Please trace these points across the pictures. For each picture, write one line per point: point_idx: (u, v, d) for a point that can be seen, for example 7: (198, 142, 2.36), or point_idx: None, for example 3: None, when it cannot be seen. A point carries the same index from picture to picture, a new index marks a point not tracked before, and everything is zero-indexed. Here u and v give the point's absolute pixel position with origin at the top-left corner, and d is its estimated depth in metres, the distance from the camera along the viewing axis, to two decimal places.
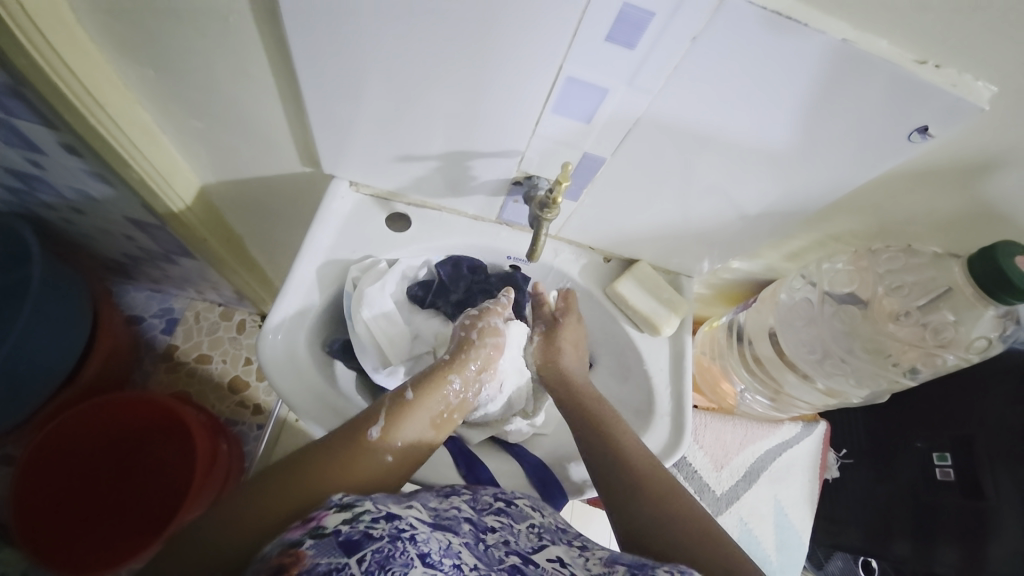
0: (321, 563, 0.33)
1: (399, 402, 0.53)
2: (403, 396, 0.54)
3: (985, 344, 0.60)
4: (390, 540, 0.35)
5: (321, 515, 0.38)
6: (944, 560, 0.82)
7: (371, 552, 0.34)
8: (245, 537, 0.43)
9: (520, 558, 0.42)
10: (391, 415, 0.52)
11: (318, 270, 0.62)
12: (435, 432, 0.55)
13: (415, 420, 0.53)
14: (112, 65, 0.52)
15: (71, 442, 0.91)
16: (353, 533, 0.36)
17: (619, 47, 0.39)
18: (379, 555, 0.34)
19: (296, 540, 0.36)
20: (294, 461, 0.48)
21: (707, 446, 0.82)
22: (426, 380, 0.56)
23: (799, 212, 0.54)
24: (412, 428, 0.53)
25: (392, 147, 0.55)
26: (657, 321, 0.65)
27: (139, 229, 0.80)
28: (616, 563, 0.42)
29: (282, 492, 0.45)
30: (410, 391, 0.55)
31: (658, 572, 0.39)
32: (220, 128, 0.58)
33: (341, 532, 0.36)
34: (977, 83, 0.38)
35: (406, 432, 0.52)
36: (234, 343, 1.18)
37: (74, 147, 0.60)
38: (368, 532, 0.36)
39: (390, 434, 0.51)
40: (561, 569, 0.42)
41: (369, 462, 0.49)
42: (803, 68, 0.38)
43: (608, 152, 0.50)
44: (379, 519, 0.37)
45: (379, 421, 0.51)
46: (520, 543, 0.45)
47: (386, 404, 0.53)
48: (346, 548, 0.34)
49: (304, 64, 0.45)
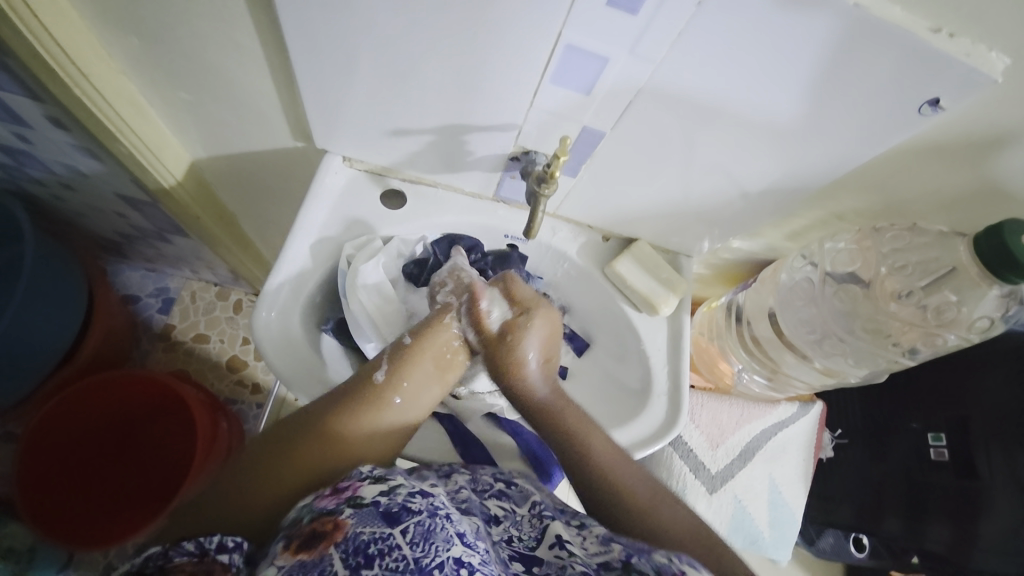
0: (363, 532, 0.34)
1: (401, 348, 0.54)
2: (404, 342, 0.55)
3: (987, 324, 0.60)
4: (430, 515, 0.36)
5: (355, 485, 0.39)
6: (934, 535, 0.84)
7: (413, 525, 0.35)
8: (260, 507, 0.43)
9: (523, 564, 0.42)
10: (394, 361, 0.53)
11: (311, 248, 0.61)
12: (443, 380, 0.56)
13: (420, 365, 0.54)
14: (96, 33, 0.51)
15: (70, 419, 0.91)
16: (392, 505, 0.36)
17: (620, 12, 0.37)
18: (422, 528, 0.35)
19: (331, 509, 0.37)
20: (299, 416, 0.48)
21: (703, 426, 0.82)
22: (426, 326, 0.57)
23: (802, 189, 0.53)
24: (417, 373, 0.54)
25: (386, 120, 0.53)
26: (655, 301, 0.65)
27: (131, 207, 0.79)
28: (612, 542, 0.43)
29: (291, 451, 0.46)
30: (408, 336, 0.56)
31: (655, 556, 0.40)
32: (208, 100, 0.56)
33: (381, 503, 0.36)
34: (991, 53, 0.37)
35: (410, 377, 0.53)
36: (230, 323, 1.17)
37: (60, 121, 0.59)
38: (407, 506, 0.36)
39: (395, 380, 0.52)
40: (561, 553, 0.42)
41: (376, 407, 0.50)
42: (811, 40, 0.37)
43: (608, 125, 0.48)
44: (416, 494, 0.38)
45: (381, 368, 0.52)
46: (523, 536, 0.44)
47: (388, 352, 0.54)
48: (388, 519, 0.35)
49: (294, 36, 0.44)
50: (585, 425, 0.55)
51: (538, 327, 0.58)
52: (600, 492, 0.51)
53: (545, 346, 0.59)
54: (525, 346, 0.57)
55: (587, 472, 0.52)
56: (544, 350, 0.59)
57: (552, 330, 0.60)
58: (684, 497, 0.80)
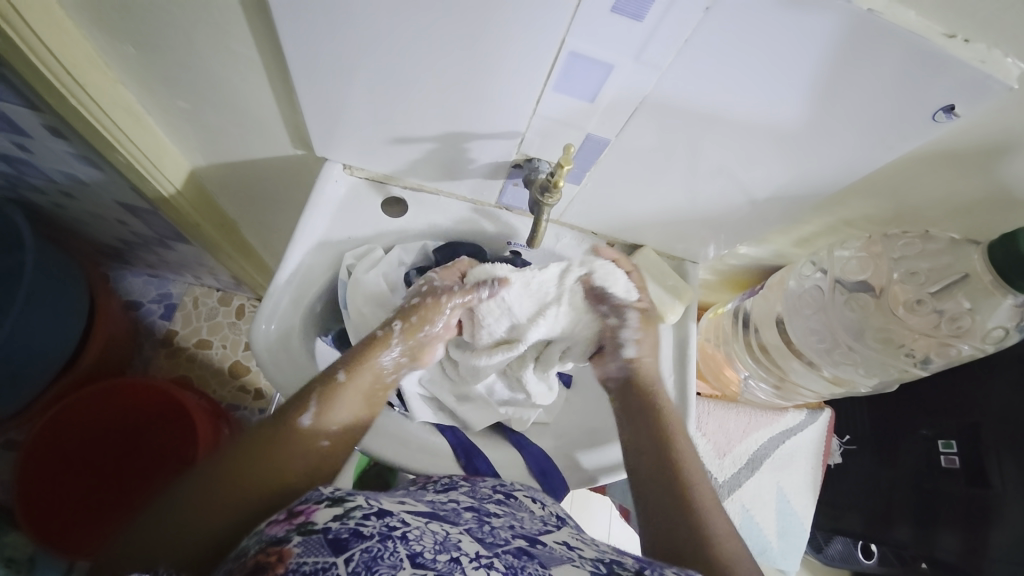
0: (305, 563, 0.32)
1: (330, 385, 0.50)
2: (334, 380, 0.51)
3: (1002, 334, 0.58)
4: (380, 540, 0.34)
5: (308, 510, 0.37)
6: (945, 544, 0.83)
7: (359, 552, 0.33)
8: (203, 528, 0.41)
9: (527, 540, 0.41)
10: (322, 401, 0.49)
11: (312, 256, 0.60)
12: (371, 408, 0.54)
13: (349, 401, 0.51)
14: (93, 43, 0.50)
15: (73, 431, 0.92)
16: (342, 531, 0.35)
17: (625, 18, 0.36)
18: (367, 556, 0.32)
19: (280, 536, 0.35)
20: (243, 443, 0.46)
21: (710, 434, 0.79)
22: (355, 359, 0.53)
23: (811, 196, 0.52)
24: (345, 410, 0.51)
25: (386, 127, 0.53)
26: (661, 308, 0.64)
27: (131, 214, 0.78)
28: (626, 555, 0.43)
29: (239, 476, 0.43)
30: (340, 372, 0.51)
31: (667, 571, 0.40)
32: (207, 109, 0.56)
33: (330, 530, 0.35)
34: (1006, 60, 0.35)
35: (346, 412, 0.51)
36: (233, 329, 1.16)
37: (58, 130, 0.58)
38: (357, 531, 0.34)
39: (323, 421, 0.49)
40: (567, 549, 0.42)
41: (303, 447, 0.47)
42: (810, 44, 0.36)
43: (612, 133, 0.47)
44: (371, 516, 0.36)
45: (310, 407, 0.49)
46: (525, 526, 0.44)
47: (316, 388, 0.50)
48: (333, 547, 0.33)
49: (291, 46, 0.43)
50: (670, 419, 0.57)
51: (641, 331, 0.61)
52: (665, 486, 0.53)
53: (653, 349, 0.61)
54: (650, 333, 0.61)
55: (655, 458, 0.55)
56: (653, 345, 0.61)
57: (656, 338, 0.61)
58: None
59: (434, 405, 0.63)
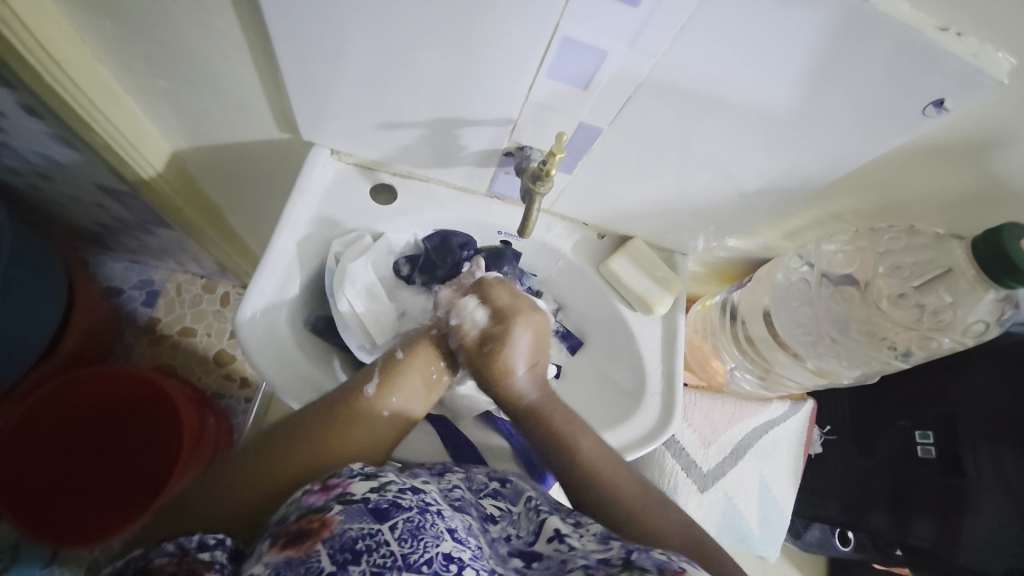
0: (351, 528, 0.33)
1: (391, 361, 0.54)
2: (395, 357, 0.55)
3: (982, 328, 0.60)
4: (419, 512, 0.35)
5: (344, 483, 0.38)
6: (919, 531, 0.85)
7: (402, 521, 0.34)
8: (242, 500, 0.44)
9: (523, 559, 0.41)
10: (384, 374, 0.53)
11: (298, 244, 0.59)
12: (427, 393, 0.55)
13: (409, 379, 0.54)
14: (68, 17, 0.48)
15: (56, 416, 0.89)
16: (382, 501, 0.35)
17: (619, 3, 0.35)
18: (411, 525, 0.34)
19: (320, 505, 0.36)
20: (294, 415, 0.49)
21: (695, 424, 0.80)
22: (416, 340, 0.57)
23: (799, 189, 0.52)
24: (404, 387, 0.53)
25: (375, 112, 0.52)
26: (650, 300, 0.64)
27: (112, 198, 0.76)
28: (612, 540, 0.41)
29: (262, 466, 0.45)
30: (400, 351, 0.55)
31: (656, 553, 0.38)
32: (189, 89, 0.54)
33: (370, 500, 0.36)
34: (998, 53, 0.36)
35: (404, 390, 0.53)
36: (217, 316, 1.14)
37: (34, 109, 0.56)
38: (397, 502, 0.36)
39: (384, 394, 0.52)
40: (561, 548, 0.41)
41: (363, 415, 0.50)
42: (806, 32, 0.35)
43: (605, 122, 0.47)
44: (406, 491, 0.37)
45: (373, 379, 0.52)
46: (521, 533, 0.44)
47: (379, 364, 0.54)
48: (377, 515, 0.34)
49: (279, 27, 0.42)
50: (575, 431, 0.54)
51: (522, 338, 0.56)
52: (596, 495, 0.50)
53: (532, 354, 0.57)
54: (512, 359, 0.55)
55: (575, 473, 0.51)
56: (533, 360, 0.57)
57: (541, 336, 0.57)
58: (675, 496, 0.78)
59: None
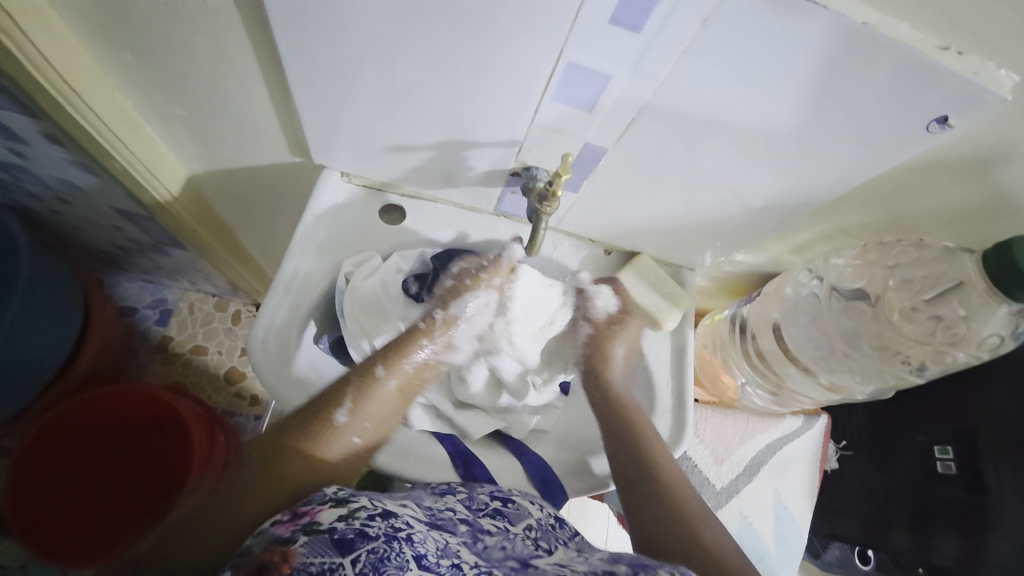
0: (312, 563, 0.33)
1: (369, 379, 0.56)
2: (372, 377, 0.56)
3: (997, 342, 0.59)
4: (386, 541, 0.35)
5: (314, 512, 0.38)
6: (942, 551, 0.83)
7: (365, 554, 0.34)
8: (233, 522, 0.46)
9: (519, 560, 0.42)
10: (358, 396, 0.54)
11: (309, 265, 0.60)
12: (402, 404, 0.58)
13: (382, 398, 0.56)
14: (91, 50, 0.50)
15: (70, 436, 0.91)
16: (347, 531, 0.35)
17: (623, 30, 0.36)
18: (374, 557, 0.33)
19: (287, 536, 0.36)
20: (276, 438, 0.51)
21: (707, 440, 0.79)
22: (394, 355, 0.58)
23: (806, 204, 0.52)
24: (378, 405, 0.56)
25: (384, 136, 0.53)
26: (658, 316, 0.64)
27: (128, 220, 0.78)
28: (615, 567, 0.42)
29: (253, 480, 0.48)
30: (378, 368, 0.57)
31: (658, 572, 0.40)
32: (204, 116, 0.56)
33: (336, 530, 0.35)
34: (1000, 71, 0.36)
35: (377, 407, 0.55)
36: (229, 335, 1.16)
37: (56, 137, 0.58)
38: (363, 532, 0.35)
39: (358, 415, 0.54)
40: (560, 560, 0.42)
41: (338, 439, 0.52)
42: (806, 53, 0.36)
43: (610, 142, 0.48)
44: (376, 517, 0.37)
45: (345, 403, 0.53)
46: (518, 545, 0.44)
47: (354, 382, 0.55)
48: (339, 548, 0.34)
49: (292, 57, 0.44)
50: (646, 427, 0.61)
51: (634, 331, 0.65)
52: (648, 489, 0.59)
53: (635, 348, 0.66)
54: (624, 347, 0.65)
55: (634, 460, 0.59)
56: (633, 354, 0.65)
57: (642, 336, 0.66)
58: None
59: (432, 414, 0.61)
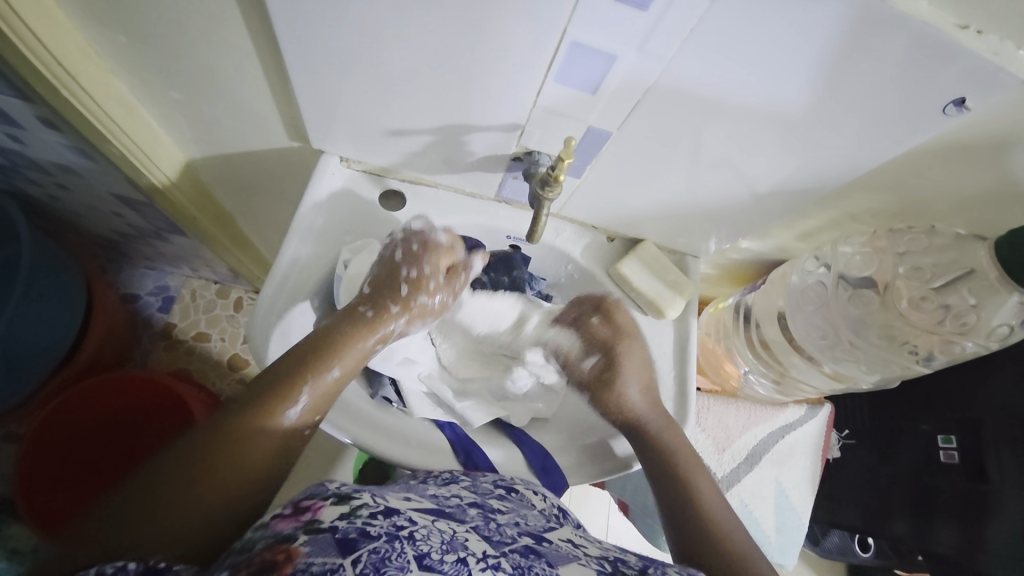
0: (315, 563, 0.31)
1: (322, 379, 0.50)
2: (328, 378, 0.51)
3: (1007, 331, 0.58)
4: (387, 540, 0.34)
5: (316, 507, 0.37)
6: (941, 538, 0.83)
7: (366, 552, 0.32)
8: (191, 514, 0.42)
9: (533, 538, 0.41)
10: (313, 397, 0.50)
11: (307, 251, 0.59)
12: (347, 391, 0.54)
13: (334, 393, 0.52)
14: (84, 32, 0.49)
15: (73, 423, 0.92)
16: (350, 530, 0.34)
17: (630, 8, 0.35)
18: (375, 556, 0.32)
19: (288, 534, 0.34)
20: (226, 426, 0.46)
21: (709, 430, 0.79)
22: (350, 351, 0.53)
23: (814, 190, 0.51)
24: (329, 400, 0.51)
25: (383, 120, 0.52)
26: (662, 304, 0.63)
27: (127, 206, 0.77)
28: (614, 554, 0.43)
29: (211, 476, 0.43)
30: (334, 370, 0.51)
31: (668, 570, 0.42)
32: (201, 100, 0.55)
33: (338, 529, 0.34)
34: (1019, 52, 0.34)
35: (328, 402, 0.52)
36: (231, 321, 1.16)
37: (52, 122, 0.57)
38: (365, 531, 0.34)
39: (309, 413, 0.50)
40: (571, 545, 0.42)
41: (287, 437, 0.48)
42: (818, 32, 0.34)
43: (615, 126, 0.46)
44: (377, 515, 0.36)
45: (298, 402, 0.49)
46: (530, 522, 0.44)
47: (307, 380, 0.50)
48: (341, 548, 0.32)
49: (289, 38, 0.42)
50: (674, 438, 0.58)
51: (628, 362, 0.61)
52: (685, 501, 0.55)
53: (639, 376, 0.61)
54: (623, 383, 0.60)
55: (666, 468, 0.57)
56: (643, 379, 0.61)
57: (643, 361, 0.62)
58: None
59: (434, 401, 0.62)
